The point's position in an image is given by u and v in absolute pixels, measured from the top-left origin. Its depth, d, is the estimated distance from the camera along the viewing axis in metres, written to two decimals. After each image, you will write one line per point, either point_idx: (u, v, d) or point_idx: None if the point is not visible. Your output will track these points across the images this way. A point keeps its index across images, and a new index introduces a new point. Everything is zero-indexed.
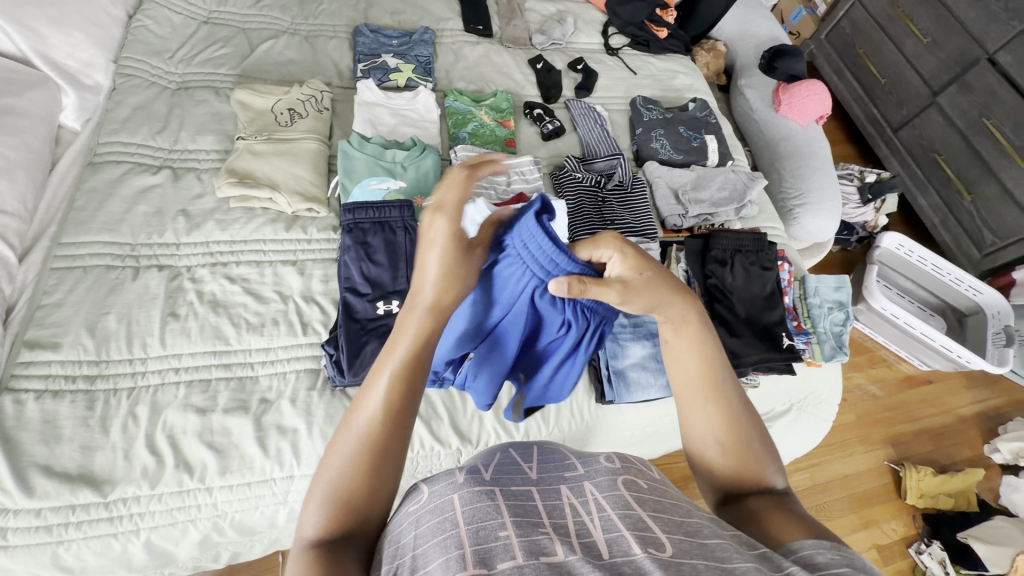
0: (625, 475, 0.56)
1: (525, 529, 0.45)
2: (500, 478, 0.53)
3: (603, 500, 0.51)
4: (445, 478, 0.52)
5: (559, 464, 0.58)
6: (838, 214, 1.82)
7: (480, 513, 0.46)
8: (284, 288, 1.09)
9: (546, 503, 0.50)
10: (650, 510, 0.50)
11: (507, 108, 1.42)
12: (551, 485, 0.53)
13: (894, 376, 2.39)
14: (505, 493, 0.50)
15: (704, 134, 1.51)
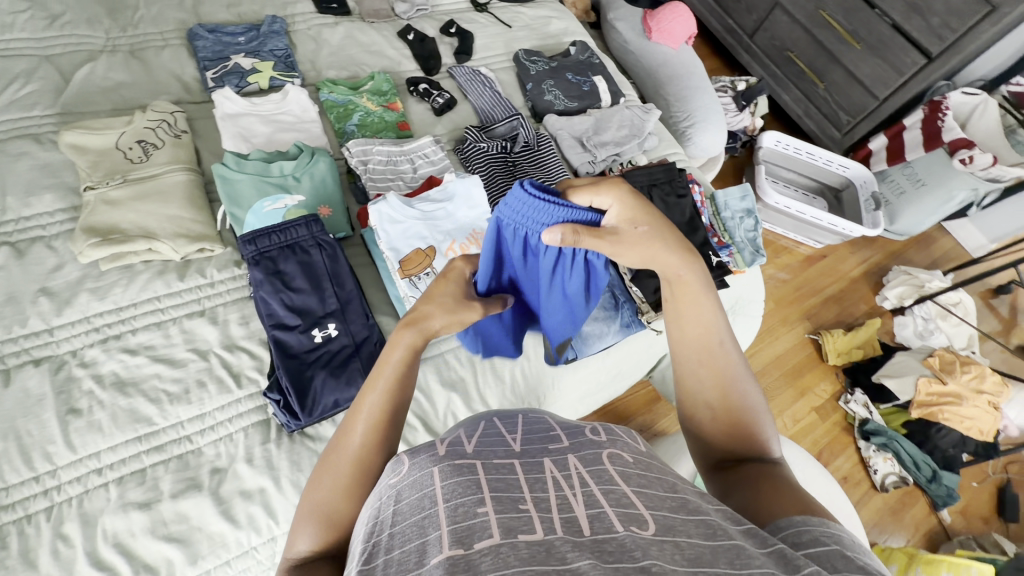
0: (610, 448, 0.56)
1: (505, 504, 0.43)
2: (482, 451, 0.51)
3: (588, 476, 0.49)
4: (425, 449, 0.50)
5: (542, 437, 0.57)
6: (723, 127, 1.93)
7: (460, 487, 0.44)
8: (199, 343, 0.97)
9: (528, 479, 0.48)
10: (635, 484, 0.49)
11: (389, 89, 1.33)
12: (534, 459, 0.52)
13: (795, 260, 2.70)
14: (487, 467, 0.47)
15: (592, 77, 1.51)
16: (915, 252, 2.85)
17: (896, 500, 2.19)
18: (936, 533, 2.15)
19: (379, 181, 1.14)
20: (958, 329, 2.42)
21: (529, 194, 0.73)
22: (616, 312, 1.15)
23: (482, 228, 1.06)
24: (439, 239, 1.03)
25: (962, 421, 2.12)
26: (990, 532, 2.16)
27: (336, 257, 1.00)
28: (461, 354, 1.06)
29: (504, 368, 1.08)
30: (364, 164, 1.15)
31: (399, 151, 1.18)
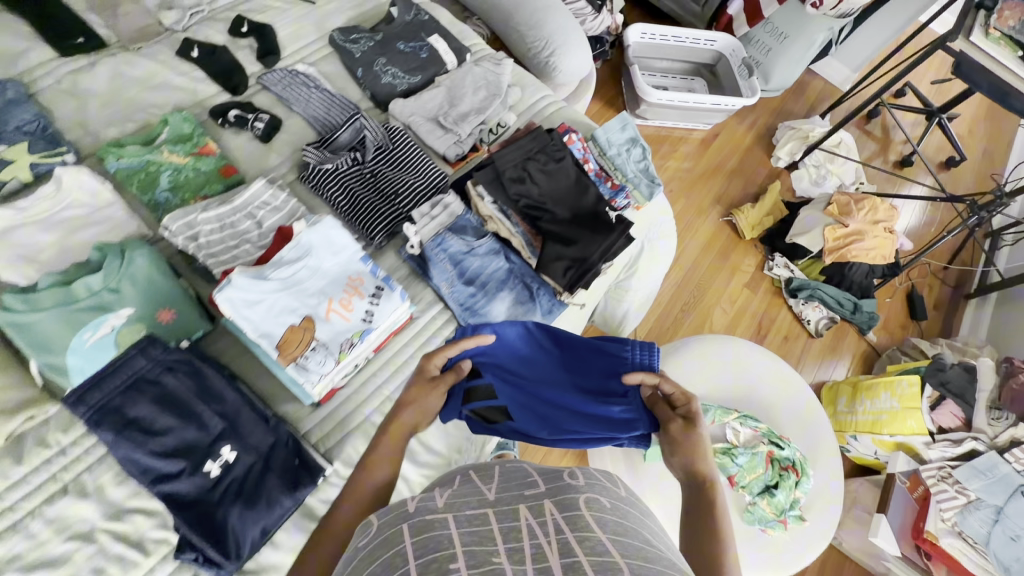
0: (588, 492, 0.58)
1: (477, 558, 0.48)
2: (454, 504, 0.58)
3: (562, 521, 0.52)
4: (399, 511, 0.57)
5: (521, 482, 0.63)
6: (584, 44, 1.80)
7: (432, 542, 0.50)
8: (75, 528, 0.79)
9: (503, 527, 0.53)
10: (609, 531, 0.52)
11: (194, 131, 1.09)
12: (507, 506, 0.57)
13: (692, 148, 2.72)
14: (459, 520, 0.54)
15: (427, 39, 1.31)
16: (794, 103, 2.94)
17: (831, 339, 2.42)
18: (868, 354, 2.42)
19: (221, 254, 0.96)
20: (844, 169, 2.63)
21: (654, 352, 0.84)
22: (533, 302, 1.06)
23: (358, 271, 0.92)
24: (314, 304, 0.88)
25: (868, 252, 2.28)
26: (908, 336, 2.45)
27: (202, 371, 0.84)
28: (388, 411, 0.96)
29: None
30: (194, 241, 0.95)
31: (229, 208, 0.98)
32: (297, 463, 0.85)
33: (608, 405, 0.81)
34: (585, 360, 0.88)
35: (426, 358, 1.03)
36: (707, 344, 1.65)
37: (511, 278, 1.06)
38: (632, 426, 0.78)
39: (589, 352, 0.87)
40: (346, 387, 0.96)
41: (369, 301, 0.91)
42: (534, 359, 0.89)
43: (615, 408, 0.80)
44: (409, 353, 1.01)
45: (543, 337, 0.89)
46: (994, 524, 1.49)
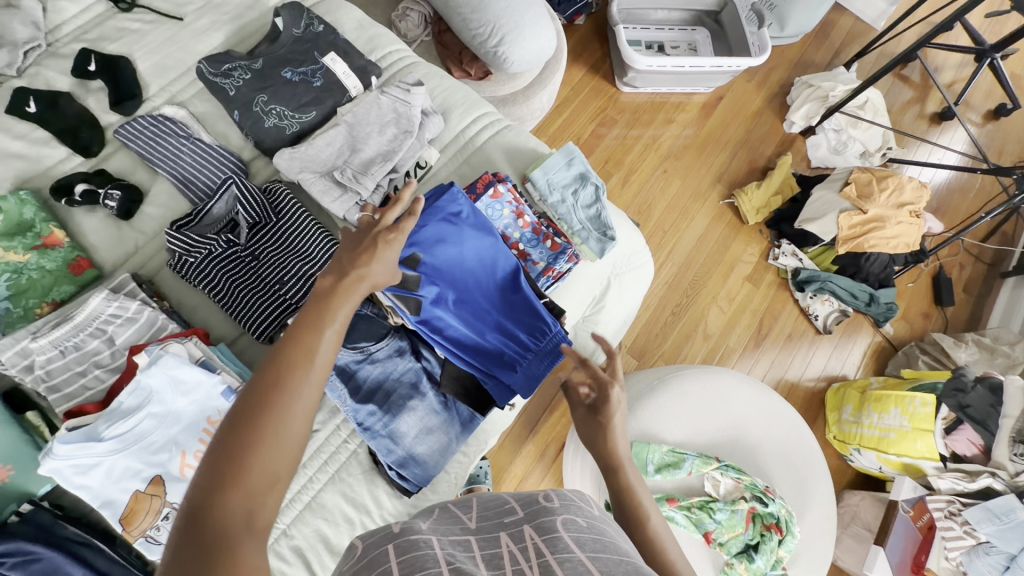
0: (565, 514, 0.53)
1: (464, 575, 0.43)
2: (438, 527, 0.53)
3: (543, 544, 0.48)
4: (382, 531, 0.50)
5: (500, 509, 0.57)
6: (544, 21, 1.48)
7: (418, 562, 0.44)
8: None
9: (485, 555, 0.49)
10: (590, 550, 0.47)
11: (32, 217, 0.89)
12: (491, 534, 0.52)
13: (691, 115, 2.36)
14: (442, 542, 0.49)
15: (321, 59, 1.05)
16: (814, 51, 2.51)
17: (840, 334, 2.17)
18: (884, 349, 2.17)
19: (67, 386, 0.80)
20: (870, 133, 2.26)
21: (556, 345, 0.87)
22: (449, 412, 0.90)
23: (219, 410, 0.78)
24: (163, 460, 0.74)
25: (888, 240, 2.01)
26: (930, 327, 2.19)
27: (36, 555, 0.71)
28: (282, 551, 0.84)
29: (342, 539, 0.86)
30: (30, 374, 0.79)
31: (71, 329, 0.81)
32: None
33: (506, 346, 0.88)
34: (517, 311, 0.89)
35: (328, 480, 0.89)
36: (685, 381, 1.47)
37: (421, 381, 0.89)
38: (506, 375, 0.86)
39: (522, 301, 0.88)
40: None
41: None
42: (476, 274, 0.89)
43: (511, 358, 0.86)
44: (307, 477, 0.87)
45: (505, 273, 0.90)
46: (1005, 571, 1.23)
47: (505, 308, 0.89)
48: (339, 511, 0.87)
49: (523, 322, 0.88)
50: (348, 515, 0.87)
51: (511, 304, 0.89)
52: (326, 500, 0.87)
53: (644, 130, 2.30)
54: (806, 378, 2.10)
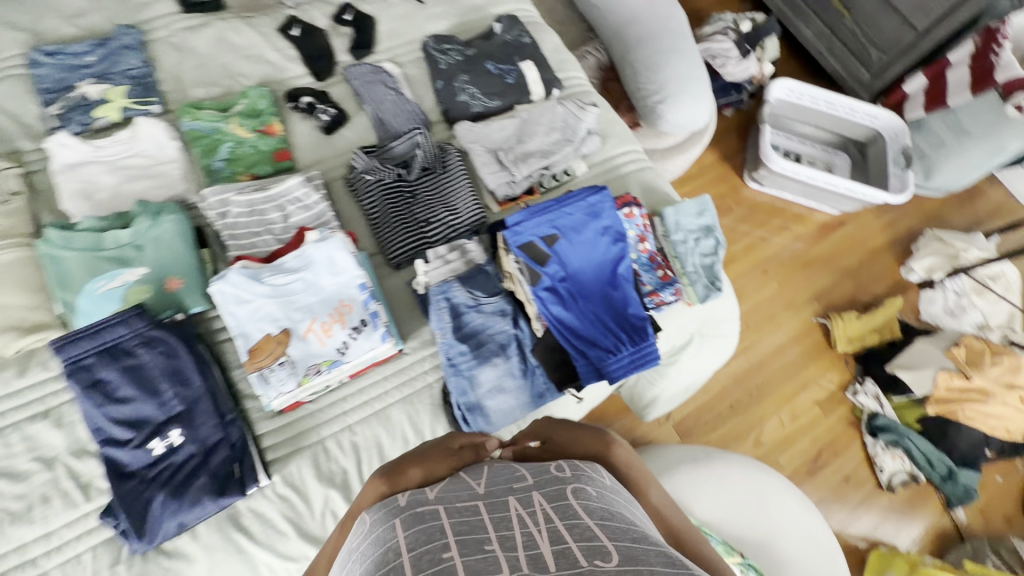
0: (576, 483, 0.60)
1: (470, 548, 0.49)
2: (445, 496, 0.58)
3: (550, 512, 0.54)
4: (388, 509, 0.57)
5: (508, 475, 0.62)
6: (704, 98, 1.62)
7: (423, 536, 0.51)
8: (45, 450, 0.88)
9: (494, 517, 0.55)
10: (597, 518, 0.54)
11: (266, 109, 1.13)
12: (500, 497, 0.57)
13: (809, 229, 2.38)
14: (451, 512, 0.55)
15: (518, 63, 1.23)
16: (954, 211, 2.45)
17: (905, 498, 1.99)
18: (947, 534, 1.96)
19: (242, 238, 0.97)
20: (996, 306, 2.13)
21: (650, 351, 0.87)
22: (526, 380, 0.97)
23: (351, 297, 0.89)
24: (296, 319, 0.86)
25: (987, 419, 1.88)
26: (1010, 535, 1.95)
27: (176, 353, 0.85)
28: (343, 440, 0.95)
29: (394, 451, 0.96)
30: (223, 218, 0.98)
31: (263, 196, 0.99)
32: (234, 468, 0.85)
33: (605, 337, 0.86)
34: (622, 306, 0.89)
35: (399, 400, 0.98)
36: (730, 467, 1.44)
37: (510, 346, 0.97)
38: (605, 361, 0.84)
39: (631, 302, 0.90)
40: (314, 402, 0.95)
41: (349, 333, 0.87)
42: (597, 259, 0.91)
43: (605, 348, 0.85)
44: (385, 389, 0.99)
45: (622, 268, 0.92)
46: None
47: (613, 301, 0.89)
48: (399, 427, 0.97)
49: (626, 319, 0.88)
50: (406, 436, 0.97)
51: (620, 299, 0.90)
52: (392, 414, 0.97)
53: (756, 224, 2.35)
54: (851, 530, 1.93)
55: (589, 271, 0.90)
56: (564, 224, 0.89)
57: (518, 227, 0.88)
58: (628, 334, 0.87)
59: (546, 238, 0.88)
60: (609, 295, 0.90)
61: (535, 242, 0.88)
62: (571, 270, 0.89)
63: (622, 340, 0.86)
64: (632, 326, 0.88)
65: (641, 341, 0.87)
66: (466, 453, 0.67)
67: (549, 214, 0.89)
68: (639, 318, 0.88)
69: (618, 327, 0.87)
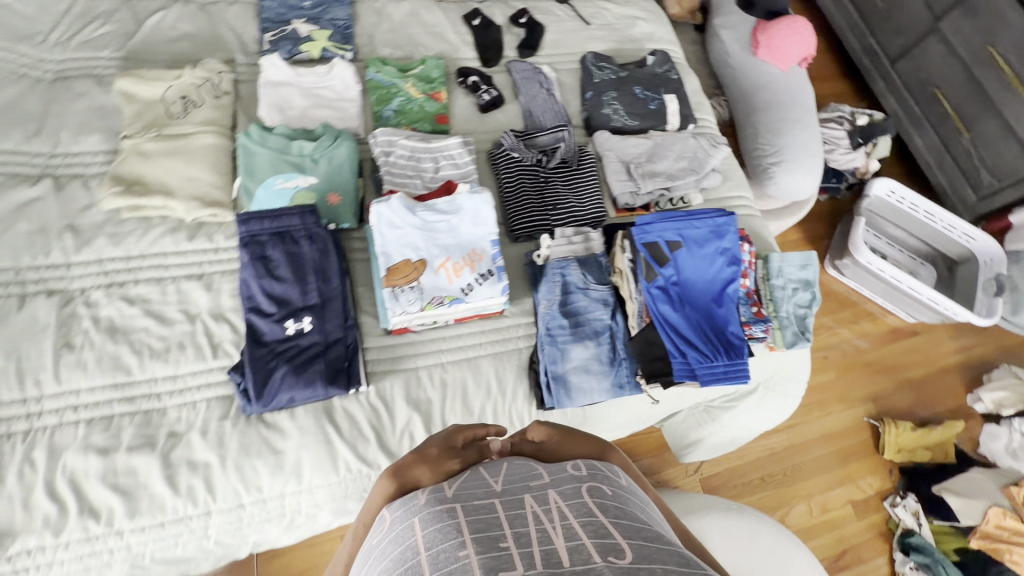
0: (591, 481, 0.66)
1: (485, 544, 0.53)
2: (461, 494, 0.62)
3: (566, 509, 0.60)
4: (408, 507, 0.62)
5: (526, 474, 0.67)
6: (817, 171, 1.68)
7: (441, 533, 0.55)
8: (190, 307, 1.01)
9: (510, 513, 0.59)
10: (611, 516, 0.59)
11: (438, 77, 1.27)
12: (516, 496, 0.62)
13: (879, 330, 2.27)
14: (467, 510, 0.59)
15: (663, 94, 1.35)
16: None
17: None
18: None
19: (397, 176, 1.09)
20: None
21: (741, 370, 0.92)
22: (611, 368, 1.02)
23: (483, 249, 0.99)
24: (434, 254, 0.97)
25: None
26: None
27: (327, 255, 0.96)
28: (435, 375, 1.02)
29: (475, 400, 1.03)
30: (386, 156, 1.11)
31: (424, 147, 1.12)
32: (345, 366, 0.94)
33: (702, 346, 0.92)
34: (723, 323, 0.95)
35: (490, 354, 1.06)
36: (760, 528, 1.31)
37: (603, 334, 1.04)
38: (699, 366, 0.90)
39: (733, 322, 0.95)
40: (419, 332, 1.05)
41: (476, 278, 0.97)
42: (708, 274, 0.97)
43: (701, 355, 0.91)
44: (479, 341, 1.07)
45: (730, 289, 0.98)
46: None
47: (716, 315, 0.95)
48: (485, 378, 1.04)
49: (724, 335, 0.94)
50: (490, 386, 1.04)
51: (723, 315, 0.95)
52: (481, 365, 1.05)
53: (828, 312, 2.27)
54: None
55: (699, 283, 0.97)
56: (685, 234, 0.97)
57: (647, 227, 0.96)
58: (724, 348, 0.93)
59: (667, 243, 0.96)
60: (713, 309, 0.96)
61: (657, 244, 0.96)
62: (683, 277, 0.96)
63: (718, 353, 0.92)
64: (730, 343, 0.93)
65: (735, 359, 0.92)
66: (469, 452, 0.73)
67: (675, 223, 0.97)
68: (737, 338, 0.94)
69: (716, 340, 0.93)
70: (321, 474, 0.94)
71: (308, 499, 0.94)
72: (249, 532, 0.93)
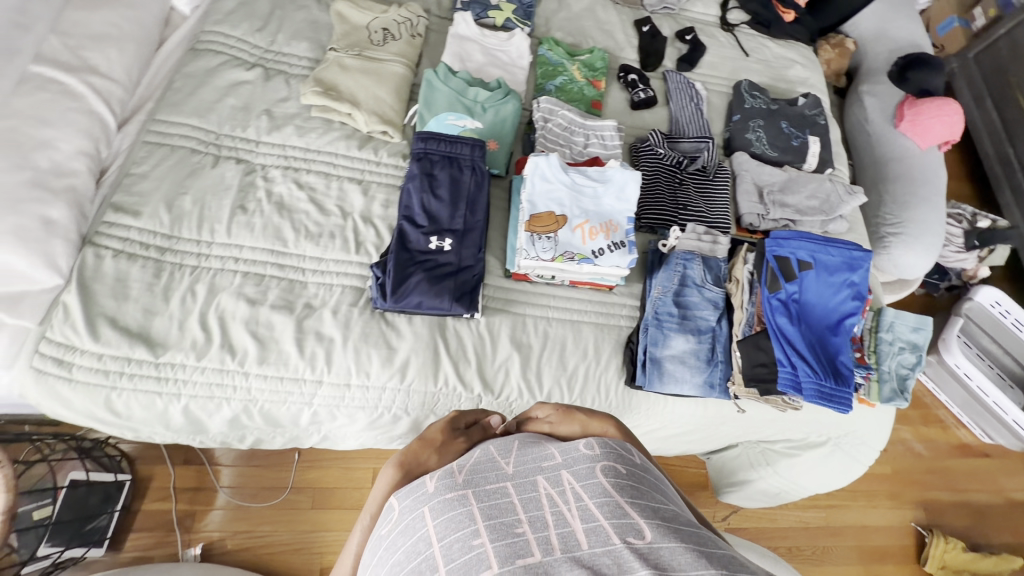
0: (605, 459, 0.60)
1: (500, 531, 0.50)
2: (473, 479, 0.58)
3: (581, 490, 0.55)
4: (413, 497, 0.58)
5: (536, 455, 0.62)
6: (934, 252, 1.65)
7: (453, 522, 0.52)
8: (347, 205, 1.12)
9: (523, 498, 0.55)
10: (628, 495, 0.55)
11: (601, 67, 1.36)
12: (527, 478, 0.58)
13: (947, 442, 1.92)
14: (479, 495, 0.55)
15: (807, 135, 1.39)
16: None
17: None
18: None
19: (550, 141, 1.18)
20: None
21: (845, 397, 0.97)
22: (706, 366, 1.06)
23: (618, 222, 1.07)
24: (575, 214, 1.05)
25: None
26: None
27: (478, 193, 1.07)
28: (539, 325, 1.08)
29: (572, 359, 1.07)
30: (544, 121, 1.20)
31: (581, 123, 1.21)
32: (469, 291, 1.02)
33: (813, 365, 0.98)
34: (835, 352, 1.01)
35: (593, 322, 1.11)
36: None
37: (706, 333, 1.07)
38: (806, 381, 0.97)
39: (844, 353, 1.01)
40: (535, 283, 1.11)
41: (608, 245, 1.05)
42: (830, 306, 1.03)
43: (810, 373, 0.97)
44: (585, 307, 1.12)
45: (848, 324, 1.03)
46: None
47: (830, 342, 1.01)
48: (584, 342, 1.09)
49: (835, 363, 1.00)
50: (587, 350, 1.08)
51: (837, 344, 1.01)
52: (583, 329, 1.10)
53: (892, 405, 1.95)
54: None
55: (820, 310, 1.03)
56: (817, 262, 1.04)
57: (782, 241, 1.05)
58: (834, 373, 0.98)
59: (800, 264, 1.04)
60: (828, 337, 1.02)
61: (789, 262, 1.04)
62: (806, 299, 1.03)
63: (827, 375, 0.98)
64: (838, 371, 0.99)
65: (843, 386, 0.97)
66: (473, 432, 0.73)
67: (811, 248, 1.04)
68: (847, 368, 0.99)
69: (827, 364, 0.99)
70: (422, 379, 1.01)
71: (401, 400, 1.01)
72: (342, 413, 1.02)
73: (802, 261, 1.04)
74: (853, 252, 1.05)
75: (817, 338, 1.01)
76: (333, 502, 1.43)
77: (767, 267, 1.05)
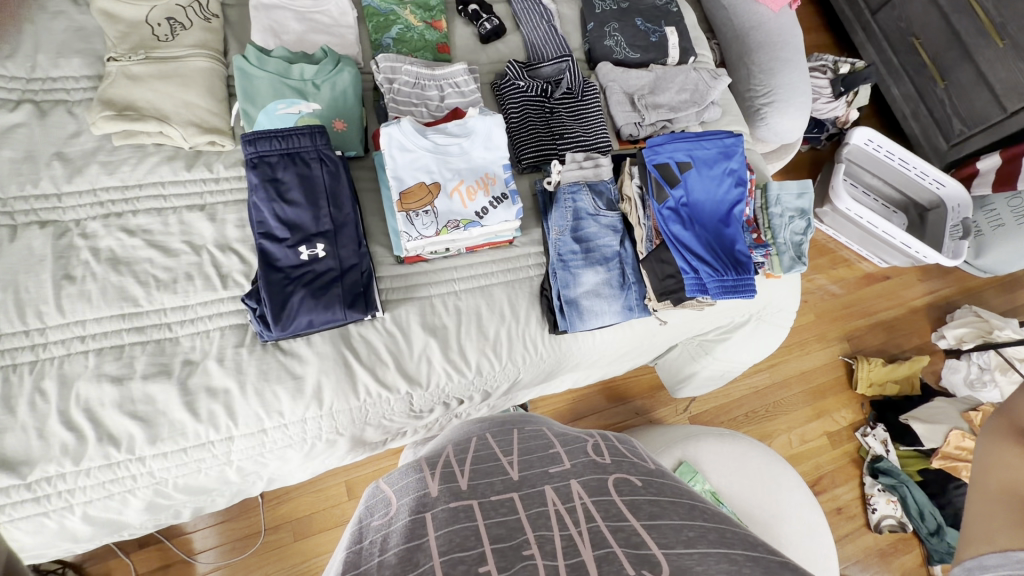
0: (618, 472, 0.53)
1: (509, 558, 0.39)
2: (478, 489, 0.50)
3: (593, 508, 0.45)
4: (420, 495, 0.49)
5: (544, 460, 0.56)
6: (807, 111, 1.71)
7: (458, 538, 0.42)
8: (194, 237, 0.98)
9: (529, 513, 0.45)
10: (645, 516, 0.44)
11: (436, 4, 1.22)
12: (535, 488, 0.49)
13: (854, 277, 2.11)
14: (485, 509, 0.46)
15: (663, 27, 1.34)
16: None
17: (888, 542, 1.75)
18: None
19: (401, 103, 1.07)
20: None
21: (746, 283, 1.01)
22: (621, 292, 1.05)
23: (495, 173, 1.01)
24: (446, 177, 0.98)
25: None
26: None
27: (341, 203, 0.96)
28: (448, 301, 1.02)
29: (490, 325, 1.03)
30: (389, 82, 1.08)
31: (429, 74, 1.10)
32: (362, 291, 0.94)
33: (713, 261, 1.01)
34: (730, 243, 1.03)
35: (502, 283, 1.06)
36: (753, 450, 1.32)
37: (613, 259, 1.06)
38: (708, 278, 0.99)
39: (738, 242, 1.04)
40: (432, 259, 1.04)
41: (490, 202, 0.99)
42: (718, 198, 1.05)
43: (710, 269, 1.00)
44: (490, 270, 1.07)
45: (737, 213, 1.06)
46: None
47: (724, 234, 1.04)
48: (499, 306, 1.04)
49: (732, 253, 1.03)
50: (503, 312, 1.04)
51: (731, 236, 1.04)
52: (495, 293, 1.05)
53: None
54: None
55: (710, 205, 1.05)
56: (697, 160, 1.05)
57: (658, 148, 1.05)
58: (732, 265, 1.01)
59: (680, 168, 1.05)
60: (722, 230, 1.04)
61: (669, 168, 1.04)
62: (694, 200, 1.04)
63: (727, 268, 1.01)
64: (737, 261, 1.02)
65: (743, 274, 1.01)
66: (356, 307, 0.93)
67: (686, 149, 1.06)
68: (745, 255, 1.03)
69: (725, 257, 1.02)
70: (341, 397, 0.94)
71: (327, 422, 0.94)
72: (272, 458, 0.94)
73: (680, 163, 1.05)
74: (726, 142, 1.07)
75: (711, 234, 1.03)
76: (315, 527, 1.37)
77: (651, 178, 1.05)
